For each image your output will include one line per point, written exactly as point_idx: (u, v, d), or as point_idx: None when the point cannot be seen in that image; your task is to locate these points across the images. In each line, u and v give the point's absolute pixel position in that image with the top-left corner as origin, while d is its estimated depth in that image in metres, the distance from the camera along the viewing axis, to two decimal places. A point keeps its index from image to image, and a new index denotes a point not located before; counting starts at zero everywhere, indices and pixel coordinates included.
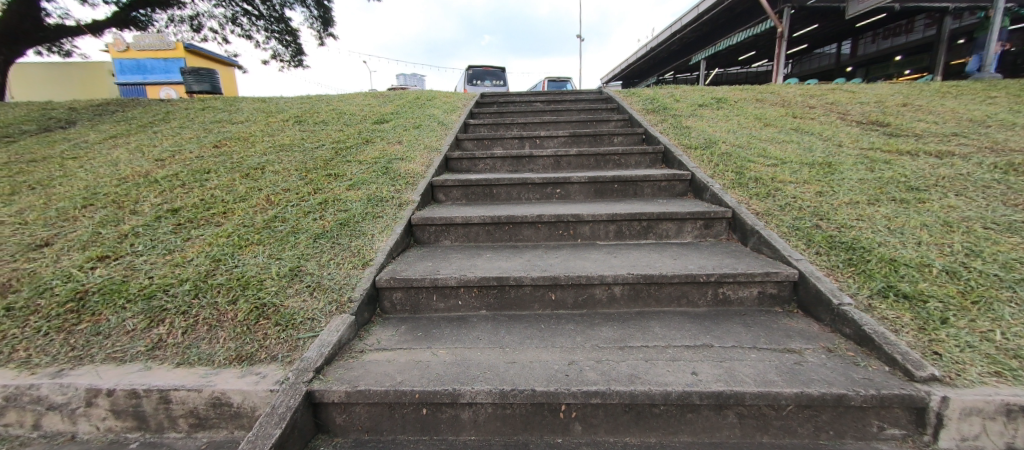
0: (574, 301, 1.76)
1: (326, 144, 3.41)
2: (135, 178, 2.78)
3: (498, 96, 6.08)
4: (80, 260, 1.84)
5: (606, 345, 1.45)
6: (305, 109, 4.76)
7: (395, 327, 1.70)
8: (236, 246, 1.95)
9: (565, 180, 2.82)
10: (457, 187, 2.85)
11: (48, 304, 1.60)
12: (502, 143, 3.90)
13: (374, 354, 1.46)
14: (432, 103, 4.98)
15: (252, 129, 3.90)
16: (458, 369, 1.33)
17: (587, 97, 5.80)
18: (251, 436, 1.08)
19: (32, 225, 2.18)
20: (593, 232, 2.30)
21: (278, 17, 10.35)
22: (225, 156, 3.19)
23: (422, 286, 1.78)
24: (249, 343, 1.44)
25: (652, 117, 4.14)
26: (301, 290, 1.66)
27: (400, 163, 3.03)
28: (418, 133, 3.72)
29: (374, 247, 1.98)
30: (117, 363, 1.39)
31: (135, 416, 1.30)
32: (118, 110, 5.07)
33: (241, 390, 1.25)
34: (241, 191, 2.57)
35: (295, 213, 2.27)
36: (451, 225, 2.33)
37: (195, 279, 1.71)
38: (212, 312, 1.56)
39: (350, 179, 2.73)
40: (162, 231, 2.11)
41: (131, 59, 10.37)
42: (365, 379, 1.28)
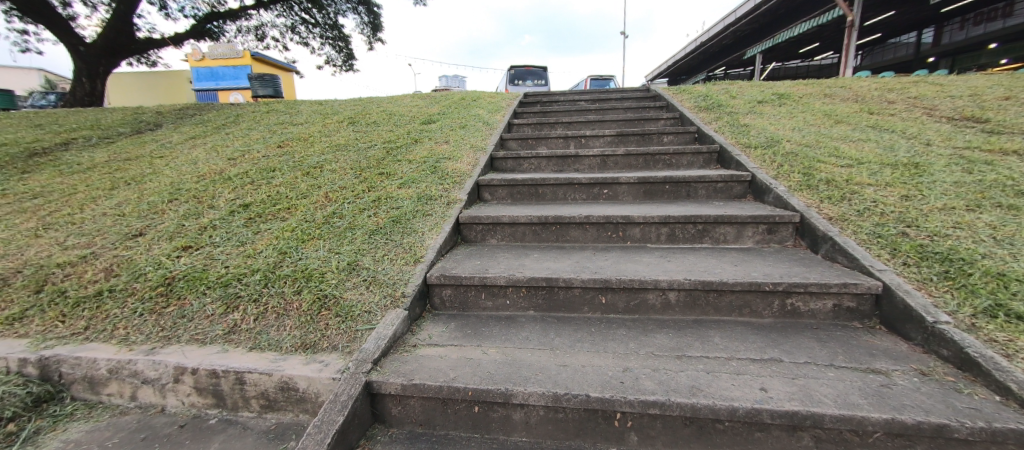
0: (625, 305, 1.70)
1: (378, 144, 3.55)
2: (211, 175, 3.05)
3: (541, 96, 6.04)
4: (168, 249, 2.04)
5: (661, 353, 1.39)
6: (357, 111, 4.99)
7: (445, 323, 1.73)
8: (300, 239, 2.08)
9: (613, 181, 2.75)
10: (503, 187, 2.86)
11: (142, 287, 1.79)
12: (546, 143, 3.87)
13: (426, 349, 1.50)
14: (477, 103, 5.05)
15: (311, 130, 4.15)
16: (509, 369, 1.33)
17: (635, 95, 5.62)
18: (317, 422, 1.15)
19: (129, 217, 2.45)
20: (644, 234, 2.22)
21: (333, 24, 10.97)
22: (288, 155, 3.41)
23: (471, 284, 1.80)
24: (312, 332, 1.53)
25: (705, 115, 3.92)
26: (358, 284, 1.74)
27: (447, 162, 3.09)
28: (464, 133, 3.78)
29: (424, 244, 2.04)
30: (200, 344, 1.53)
31: (214, 394, 1.41)
32: (196, 113, 5.59)
33: (307, 376, 1.33)
34: (303, 188, 2.74)
35: (352, 210, 2.38)
36: (497, 225, 2.34)
37: (265, 269, 1.84)
38: (280, 301, 1.68)
39: (401, 177, 2.83)
40: (235, 224, 2.29)
41: (206, 68, 11.34)
42: (420, 373, 1.32)
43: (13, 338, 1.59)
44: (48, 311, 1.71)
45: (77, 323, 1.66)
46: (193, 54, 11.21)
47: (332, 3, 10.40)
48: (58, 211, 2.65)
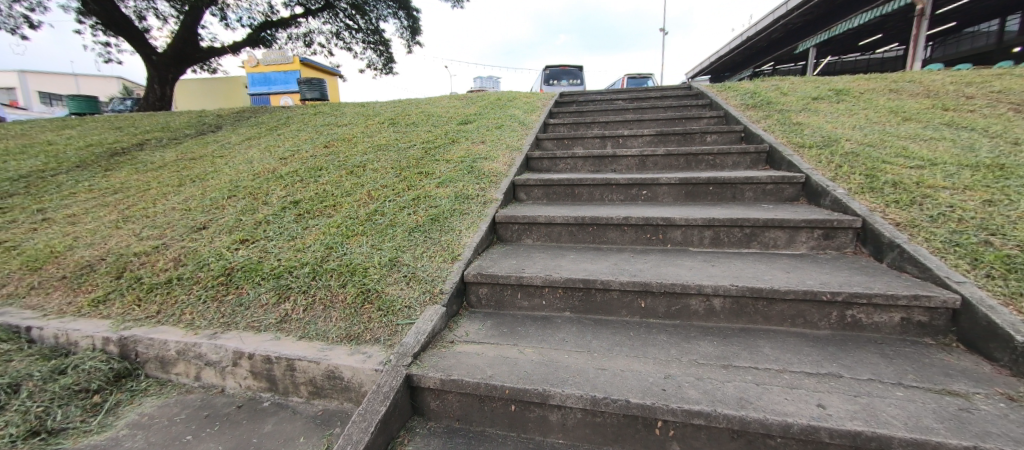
0: (666, 310, 1.65)
1: (417, 144, 3.65)
2: (264, 174, 3.25)
3: (577, 95, 5.96)
4: (228, 241, 2.20)
5: (706, 361, 1.33)
6: (397, 112, 5.16)
7: (481, 321, 1.75)
8: (345, 235, 2.18)
9: (652, 181, 2.67)
10: (539, 187, 2.85)
11: (206, 276, 1.94)
12: (582, 143, 3.81)
13: (463, 346, 1.52)
14: (513, 103, 5.07)
15: (354, 131, 4.32)
16: (546, 369, 1.32)
17: (676, 93, 5.43)
18: (362, 411, 1.20)
19: (195, 211, 2.67)
20: (686, 237, 2.13)
21: (375, 29, 11.41)
22: (333, 155, 3.58)
23: (508, 283, 1.81)
24: (357, 324, 1.60)
25: (753, 113, 3.72)
26: (399, 279, 1.79)
27: (484, 162, 3.12)
28: (500, 133, 3.80)
29: (461, 242, 2.07)
30: (255, 331, 1.63)
31: (268, 378, 1.51)
32: (251, 116, 5.99)
33: (352, 366, 1.39)
34: (347, 186, 2.86)
35: (392, 208, 2.46)
36: (534, 224, 2.33)
37: (313, 263, 1.93)
38: (327, 293, 1.76)
39: (439, 177, 2.89)
40: (287, 220, 2.43)
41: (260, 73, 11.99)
42: (458, 369, 1.34)
43: (98, 319, 1.78)
44: (127, 295, 1.89)
45: (151, 307, 1.82)
46: (247, 60, 11.96)
47: (375, 9, 10.82)
48: (135, 205, 2.93)
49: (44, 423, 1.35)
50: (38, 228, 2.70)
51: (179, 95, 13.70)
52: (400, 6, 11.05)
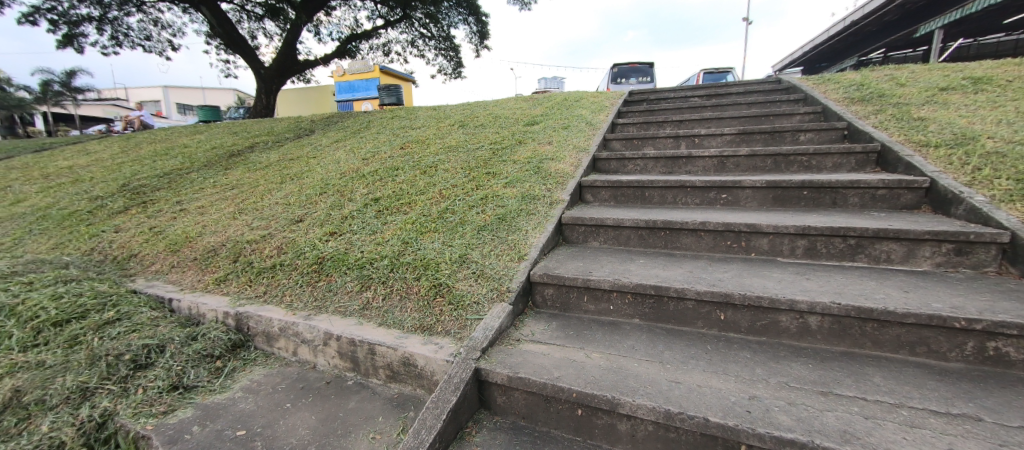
0: (750, 325, 1.51)
1: (485, 145, 3.75)
2: (349, 173, 3.57)
3: (648, 93, 5.70)
4: (320, 233, 2.45)
5: (799, 385, 1.20)
6: (467, 114, 5.34)
7: (546, 321, 1.75)
8: (419, 231, 2.31)
9: (734, 184, 2.46)
10: (607, 188, 2.78)
11: (302, 263, 2.18)
12: (654, 143, 3.63)
13: (529, 345, 1.54)
14: (581, 103, 4.99)
15: (428, 133, 4.57)
16: (614, 376, 1.29)
17: (762, 88, 4.96)
18: (435, 399, 1.26)
19: (293, 206, 3.01)
20: (774, 246, 1.94)
21: (447, 35, 11.96)
22: (409, 156, 3.81)
23: (574, 286, 1.79)
24: (429, 316, 1.69)
25: (859, 107, 3.26)
26: (468, 276, 1.85)
27: (551, 163, 3.11)
28: (567, 133, 3.77)
29: (528, 242, 2.09)
30: (342, 316, 1.80)
31: (352, 359, 1.65)
32: (338, 120, 6.60)
33: (425, 355, 1.47)
34: (421, 185, 3.03)
35: (462, 207, 2.56)
36: (602, 227, 2.28)
37: (391, 256, 2.08)
38: (403, 285, 1.88)
39: (506, 177, 2.94)
40: (368, 215, 2.64)
41: (345, 82, 13.09)
42: (525, 368, 1.36)
43: (220, 295, 2.08)
44: (241, 277, 2.19)
45: (259, 288, 2.09)
46: (335, 70, 13.20)
47: (447, 17, 11.35)
48: (247, 199, 3.38)
49: (181, 380, 1.61)
50: (177, 217, 3.23)
51: (280, 103, 15.58)
52: (470, 12, 11.46)
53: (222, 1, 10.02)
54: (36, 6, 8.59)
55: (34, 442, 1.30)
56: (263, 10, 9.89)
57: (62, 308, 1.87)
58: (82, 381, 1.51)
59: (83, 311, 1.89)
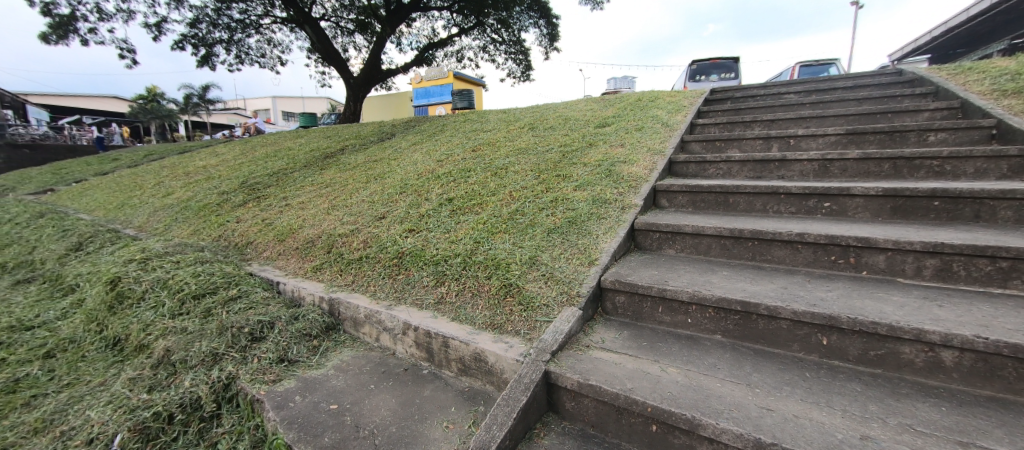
0: (860, 354, 1.32)
1: (555, 148, 3.75)
2: (425, 175, 3.78)
3: (733, 90, 5.25)
4: (400, 230, 2.64)
5: (925, 430, 1.02)
6: (537, 117, 5.38)
7: (617, 329, 1.70)
8: (490, 232, 2.37)
9: (839, 192, 2.16)
10: (686, 193, 2.61)
11: (385, 257, 2.37)
12: (740, 145, 3.33)
13: (599, 352, 1.51)
14: (657, 103, 4.76)
15: (498, 136, 4.67)
16: (693, 395, 1.21)
17: (876, 81, 4.31)
18: (505, 397, 1.29)
19: (377, 204, 3.28)
20: (891, 265, 1.68)
21: (518, 39, 12.17)
22: (480, 158, 3.94)
23: (648, 295, 1.70)
24: (500, 315, 1.73)
25: (1013, 101, 2.69)
26: (538, 277, 1.86)
27: (623, 165, 3.01)
28: (641, 135, 3.62)
29: (599, 247, 2.04)
30: (419, 308, 1.91)
31: (427, 350, 1.75)
32: (416, 124, 7.04)
33: (496, 353, 1.51)
34: (492, 186, 3.11)
35: (532, 209, 2.58)
36: (678, 234, 2.15)
37: (464, 255, 2.16)
38: (475, 283, 1.95)
39: (576, 180, 2.90)
40: (443, 214, 2.78)
41: (422, 88, 13.90)
42: (596, 375, 1.33)
43: (317, 282, 2.34)
44: (334, 266, 2.44)
45: (348, 278, 2.31)
46: (414, 77, 14.09)
47: (519, 21, 11.53)
48: (338, 197, 3.75)
49: (286, 354, 1.84)
50: (282, 211, 3.69)
51: (367, 110, 17.11)
52: (541, 15, 11.52)
53: (323, 20, 11.25)
54: (185, 34, 10.38)
55: (179, 393, 1.56)
56: (355, 26, 10.92)
57: (199, 284, 2.24)
58: (214, 347, 1.79)
59: (214, 287, 2.25)
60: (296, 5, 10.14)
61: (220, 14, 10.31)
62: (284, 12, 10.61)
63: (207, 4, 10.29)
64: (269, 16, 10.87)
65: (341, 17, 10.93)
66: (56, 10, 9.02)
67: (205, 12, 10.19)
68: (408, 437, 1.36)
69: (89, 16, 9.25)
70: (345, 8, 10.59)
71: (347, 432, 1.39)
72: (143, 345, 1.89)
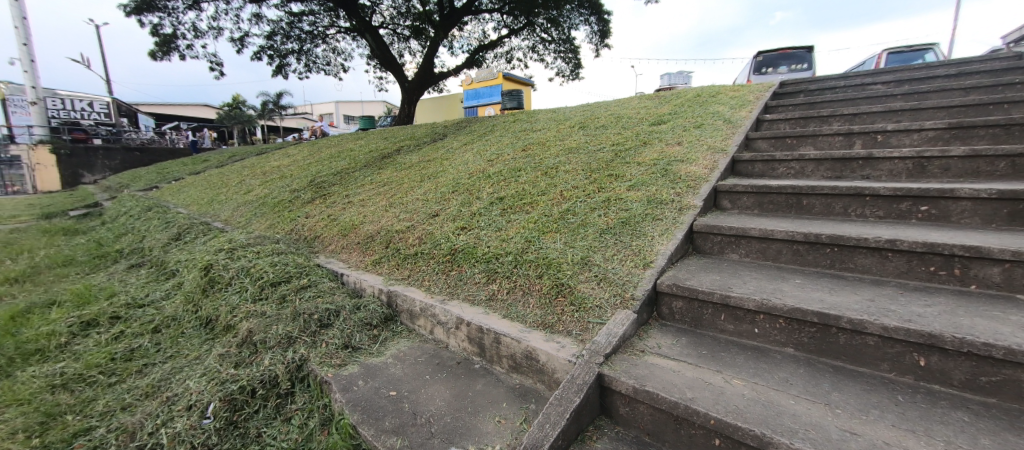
0: (967, 379, 1.16)
1: (607, 147, 3.66)
2: (476, 174, 3.85)
3: (806, 81, 4.80)
4: (452, 228, 2.71)
5: None
6: (588, 116, 5.28)
7: (674, 335, 1.62)
8: (541, 231, 2.37)
9: (940, 194, 1.91)
10: (752, 194, 2.43)
11: (438, 253, 2.45)
12: (815, 142, 3.04)
13: (655, 358, 1.45)
14: (719, 99, 4.47)
15: (548, 135, 4.66)
16: (762, 410, 1.13)
17: (987, 66, 3.73)
18: (557, 397, 1.28)
19: (430, 202, 3.40)
20: (1007, 278, 1.45)
21: (568, 37, 12.04)
22: (530, 157, 3.95)
23: (709, 301, 1.61)
24: (551, 314, 1.72)
25: None
26: (590, 278, 1.83)
27: (681, 164, 2.87)
28: (700, 133, 3.42)
29: (655, 249, 1.96)
30: (471, 304, 1.96)
31: (479, 345, 1.78)
32: (468, 125, 7.21)
33: (548, 352, 1.51)
34: (543, 186, 3.11)
35: (584, 208, 2.54)
36: (743, 237, 2.01)
37: (515, 253, 2.17)
38: (526, 282, 1.95)
39: (630, 180, 2.81)
40: (494, 213, 2.83)
41: (473, 89, 14.21)
42: (652, 381, 1.28)
43: (376, 275, 2.48)
44: (391, 261, 2.57)
45: (405, 272, 2.42)
46: (466, 79, 14.42)
47: (569, 19, 11.42)
48: (395, 195, 3.94)
49: (350, 341, 1.96)
50: (345, 208, 3.95)
51: (421, 111, 17.83)
52: (593, 12, 11.31)
53: (382, 28, 11.87)
54: (263, 46, 11.43)
55: (261, 370, 1.73)
56: (411, 32, 11.43)
57: (276, 273, 2.46)
58: (289, 330, 1.96)
59: (288, 276, 2.46)
60: (358, 14, 10.80)
61: (292, 27, 11.24)
62: (348, 22, 11.35)
63: (282, 18, 11.27)
64: (335, 26, 11.66)
65: (398, 24, 11.48)
66: (162, 30, 10.34)
67: (280, 26, 11.17)
68: (462, 428, 1.40)
69: (187, 34, 10.50)
70: (401, 15, 11.11)
71: (405, 418, 1.45)
72: (230, 325, 2.12)
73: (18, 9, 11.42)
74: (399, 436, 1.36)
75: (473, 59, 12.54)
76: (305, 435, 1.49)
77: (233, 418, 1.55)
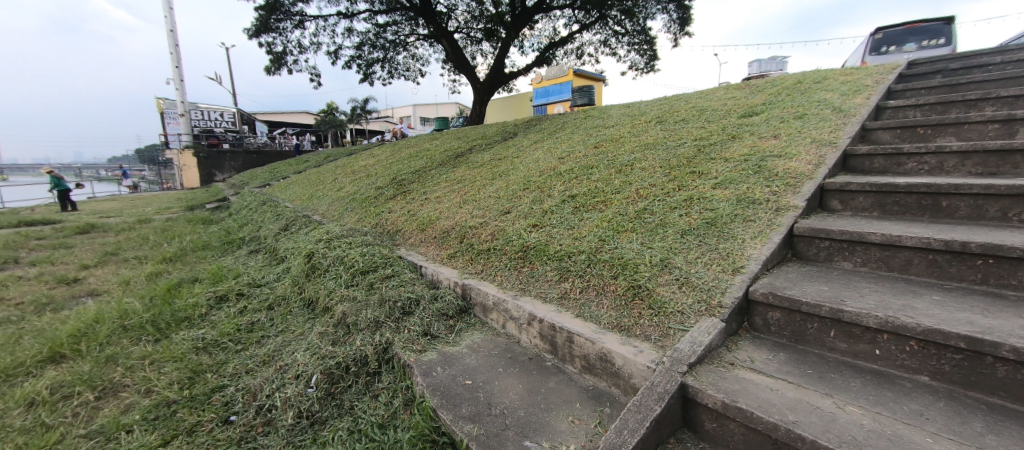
0: None
1: (688, 142, 3.41)
2: (547, 172, 3.84)
3: (944, 60, 4.01)
4: (524, 225, 2.73)
5: None
6: (667, 110, 4.97)
7: (770, 350, 1.46)
8: (616, 230, 2.28)
9: None
10: (870, 194, 2.10)
11: (511, 249, 2.48)
12: (959, 131, 2.52)
13: (747, 372, 1.32)
14: (826, 85, 3.92)
15: (622, 131, 4.47)
16: (887, 445, 0.97)
17: None
18: (636, 403, 1.23)
19: (502, 199, 3.47)
20: None
21: (644, 28, 11.48)
22: (603, 154, 3.83)
23: (815, 314, 1.42)
24: (627, 316, 1.65)
25: None
26: (671, 281, 1.72)
27: (777, 160, 2.57)
28: (802, 124, 3.03)
29: (746, 253, 1.78)
30: (543, 300, 1.95)
31: (551, 342, 1.77)
32: (538, 123, 7.22)
33: (625, 356, 1.45)
34: (617, 184, 3.00)
35: (663, 208, 2.39)
36: (859, 243, 1.74)
37: (589, 252, 2.12)
38: (600, 282, 1.90)
39: (716, 177, 2.58)
40: (566, 211, 2.79)
41: (543, 87, 14.21)
42: (746, 398, 1.17)
43: (451, 268, 2.59)
44: (465, 255, 2.67)
45: (478, 266, 2.50)
46: (536, 78, 14.46)
47: (645, 9, 10.87)
48: (468, 192, 4.09)
49: (429, 329, 2.08)
50: (423, 204, 4.20)
51: (492, 111, 18.29)
52: None
53: (458, 32, 12.36)
54: (354, 56, 12.58)
55: (353, 349, 1.91)
56: (484, 34, 11.76)
57: (365, 262, 2.69)
58: (376, 315, 2.13)
59: (375, 265, 2.68)
60: (436, 21, 11.38)
61: (379, 37, 12.21)
62: (426, 29, 12.02)
63: (370, 29, 12.30)
64: (415, 34, 12.42)
65: (472, 27, 11.89)
66: (274, 48, 11.89)
67: (368, 37, 12.21)
68: (536, 423, 1.40)
69: (294, 50, 11.95)
70: (475, 18, 11.48)
71: (480, 407, 1.50)
72: (327, 307, 2.37)
73: (173, 39, 13.95)
74: (475, 424, 1.41)
75: (544, 56, 12.52)
76: (390, 412, 1.61)
77: (330, 389, 1.73)
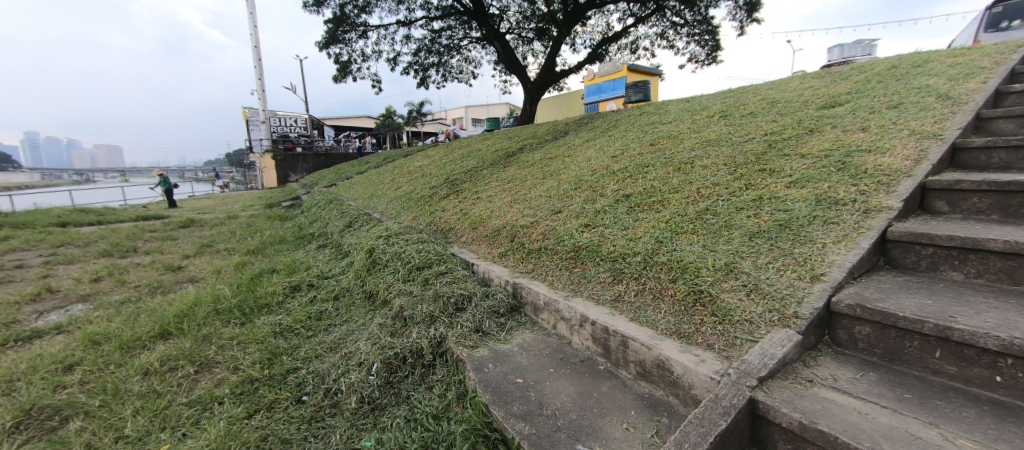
0: None
1: (758, 137, 3.15)
2: (599, 170, 3.74)
3: None
4: (576, 225, 2.68)
5: None
6: (732, 103, 4.62)
7: (856, 368, 1.30)
8: (674, 232, 2.16)
9: None
10: (988, 194, 1.80)
11: (562, 249, 2.45)
12: None
13: (829, 391, 1.19)
14: (928, 69, 3.43)
15: (681, 127, 4.24)
16: None
17: None
18: (698, 415, 1.16)
19: (553, 198, 3.44)
20: None
21: (706, 17, 10.81)
22: (660, 152, 3.66)
23: (914, 330, 1.25)
24: (688, 323, 1.56)
25: None
26: (737, 287, 1.59)
27: (865, 155, 2.29)
28: (896, 115, 2.68)
29: (827, 258, 1.60)
30: (596, 302, 1.90)
31: (604, 345, 1.72)
32: (591, 121, 7.07)
33: (685, 364, 1.37)
34: (675, 182, 2.84)
35: (727, 208, 2.23)
36: (973, 250, 1.50)
37: (645, 254, 2.03)
38: (657, 285, 1.81)
39: (790, 175, 2.36)
40: (620, 211, 2.70)
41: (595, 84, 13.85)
42: (828, 421, 1.06)
43: (502, 266, 2.61)
44: (516, 254, 2.68)
45: (529, 265, 2.49)
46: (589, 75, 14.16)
47: None
48: (520, 191, 4.11)
49: (481, 326, 2.11)
50: (475, 202, 4.28)
51: (544, 110, 18.20)
52: None
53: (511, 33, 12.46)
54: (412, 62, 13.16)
55: (410, 341, 1.99)
56: (536, 34, 11.75)
57: (421, 259, 2.80)
58: (431, 310, 2.21)
59: (430, 262, 2.78)
60: (489, 23, 11.55)
61: (435, 42, 12.65)
62: (480, 32, 12.25)
63: (427, 35, 12.78)
64: (469, 37, 12.71)
65: (524, 27, 11.92)
66: (341, 58, 12.77)
67: (425, 43, 12.70)
68: (588, 428, 1.37)
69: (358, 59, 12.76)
70: (527, 18, 11.50)
71: (531, 407, 1.49)
72: (386, 300, 2.49)
73: (256, 54, 15.49)
74: (526, 423, 1.41)
75: (597, 52, 12.24)
76: (444, 404, 1.66)
77: (389, 378, 1.82)
